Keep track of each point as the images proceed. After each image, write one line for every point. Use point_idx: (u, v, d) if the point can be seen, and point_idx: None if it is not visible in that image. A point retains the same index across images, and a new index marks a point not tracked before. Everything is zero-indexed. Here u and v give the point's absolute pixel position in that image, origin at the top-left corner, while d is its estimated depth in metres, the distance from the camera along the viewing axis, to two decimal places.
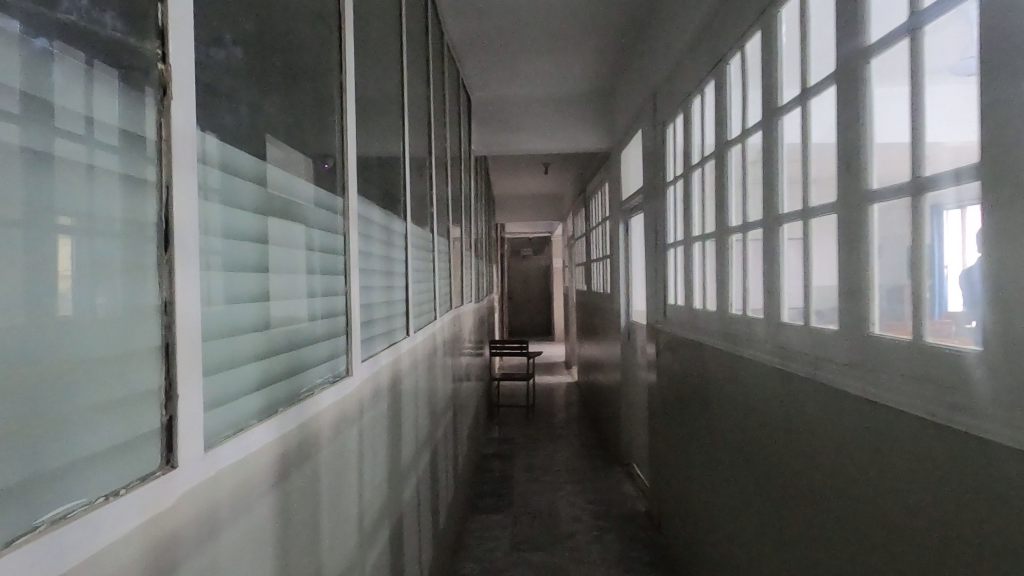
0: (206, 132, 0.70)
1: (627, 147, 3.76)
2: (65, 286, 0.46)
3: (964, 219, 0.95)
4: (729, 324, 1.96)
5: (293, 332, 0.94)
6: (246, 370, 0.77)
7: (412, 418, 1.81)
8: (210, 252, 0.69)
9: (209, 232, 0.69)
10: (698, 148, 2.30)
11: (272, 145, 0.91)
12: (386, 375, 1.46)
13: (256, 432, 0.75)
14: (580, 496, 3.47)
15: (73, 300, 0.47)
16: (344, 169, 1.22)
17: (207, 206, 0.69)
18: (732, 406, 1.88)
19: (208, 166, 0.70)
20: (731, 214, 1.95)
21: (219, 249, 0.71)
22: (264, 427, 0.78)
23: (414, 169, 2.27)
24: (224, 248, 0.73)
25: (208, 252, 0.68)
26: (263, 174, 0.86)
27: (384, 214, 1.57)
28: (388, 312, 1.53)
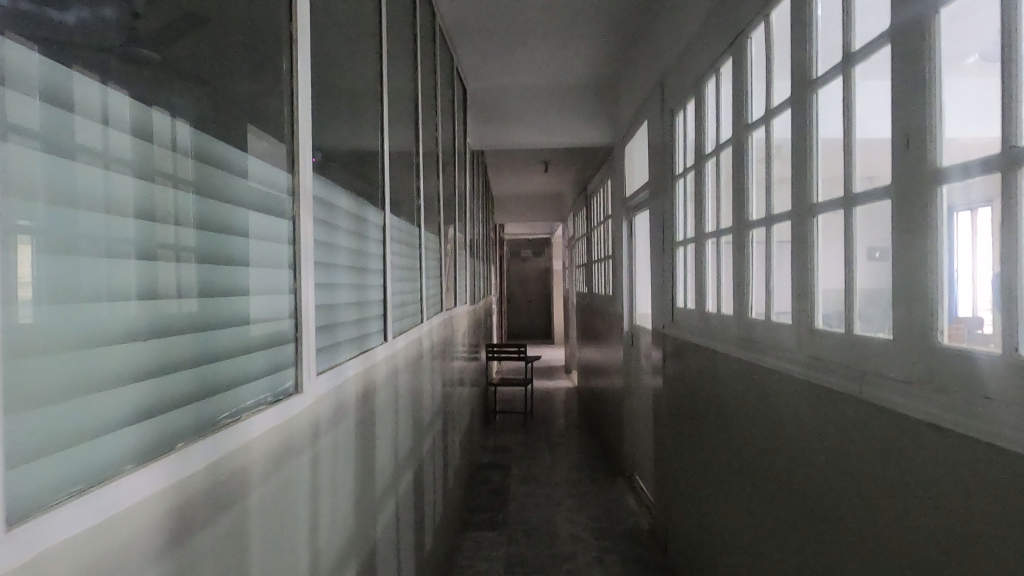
0: (178, 120, 0.68)
1: (632, 141, 3.56)
2: (25, 293, 0.48)
3: (978, 220, 0.91)
4: (747, 330, 1.75)
5: (210, 342, 0.72)
6: (109, 399, 0.56)
7: (392, 434, 1.61)
8: (182, 245, 0.68)
9: (182, 226, 0.68)
10: (712, 137, 2.10)
11: (254, 137, 0.88)
12: (353, 391, 1.23)
13: (117, 486, 0.55)
14: (579, 511, 3.26)
15: (34, 307, 0.49)
16: (295, 142, 1.00)
17: (181, 198, 0.68)
18: (750, 422, 1.68)
19: (182, 155, 0.69)
20: (751, 206, 1.75)
21: (195, 245, 0.70)
22: (136, 477, 0.57)
23: (400, 159, 2.07)
24: (200, 244, 0.71)
25: (180, 246, 0.67)
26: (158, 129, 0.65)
27: (354, 200, 1.35)
28: (358, 314, 1.32)
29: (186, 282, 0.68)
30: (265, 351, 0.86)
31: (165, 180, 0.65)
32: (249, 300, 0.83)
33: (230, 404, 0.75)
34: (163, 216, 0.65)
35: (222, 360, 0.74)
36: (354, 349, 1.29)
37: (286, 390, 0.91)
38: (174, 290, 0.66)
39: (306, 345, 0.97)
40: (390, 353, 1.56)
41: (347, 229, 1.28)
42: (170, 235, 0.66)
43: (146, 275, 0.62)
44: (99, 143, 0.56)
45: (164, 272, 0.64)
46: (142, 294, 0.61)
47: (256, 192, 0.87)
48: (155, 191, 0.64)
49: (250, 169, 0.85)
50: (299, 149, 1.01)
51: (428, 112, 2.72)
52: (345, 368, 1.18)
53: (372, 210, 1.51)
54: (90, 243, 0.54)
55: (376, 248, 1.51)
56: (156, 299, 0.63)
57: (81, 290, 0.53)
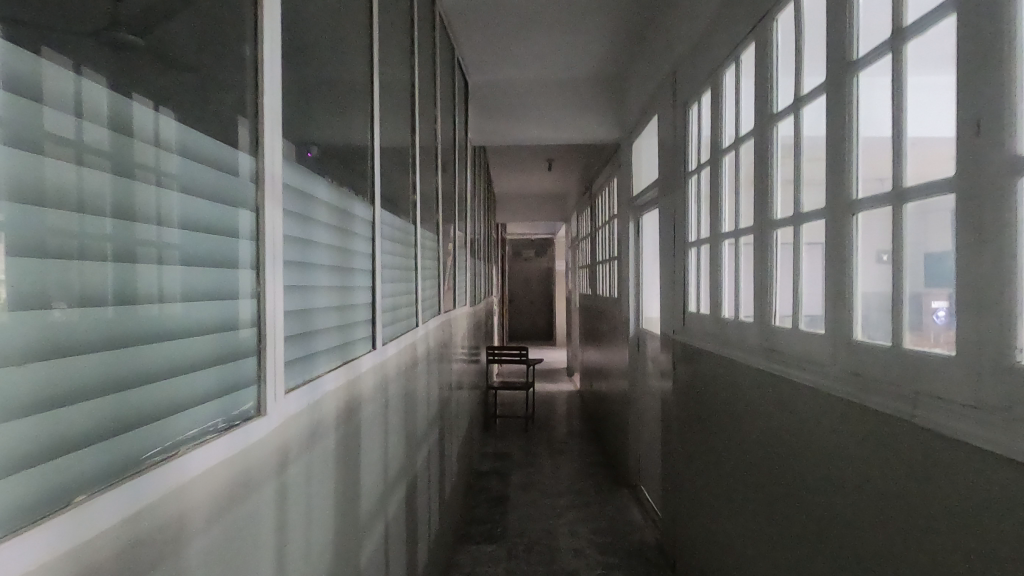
0: (162, 110, 0.63)
1: (640, 137, 3.42)
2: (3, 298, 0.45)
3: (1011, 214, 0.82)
4: (769, 338, 1.61)
5: (142, 360, 0.58)
6: None
7: (381, 450, 1.46)
8: (164, 244, 0.63)
9: (165, 224, 0.63)
10: (731, 129, 1.95)
11: (227, 121, 0.77)
12: (333, 408, 1.09)
13: None
14: (582, 523, 3.12)
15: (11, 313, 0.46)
16: (258, 119, 0.83)
17: (165, 195, 0.63)
18: (773, 440, 1.54)
19: (166, 150, 0.63)
20: (776, 203, 1.60)
21: (178, 244, 0.64)
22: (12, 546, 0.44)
23: (395, 151, 1.93)
24: (184, 243, 0.66)
25: (162, 246, 0.62)
26: (135, 120, 0.59)
27: (336, 191, 1.20)
28: (341, 320, 1.18)
29: (168, 284, 0.63)
30: (215, 370, 0.71)
31: (147, 174, 0.60)
32: (197, 307, 0.68)
33: (160, 439, 0.61)
34: (145, 216, 0.60)
35: (156, 382, 0.61)
36: (336, 358, 1.14)
37: (244, 414, 0.76)
38: (156, 294, 0.61)
39: (270, 359, 0.82)
40: (378, 361, 1.42)
41: (327, 223, 1.13)
42: (152, 234, 0.61)
43: (124, 278, 0.57)
44: (73, 133, 0.52)
45: (145, 275, 0.60)
46: (120, 299, 0.56)
47: (211, 177, 0.72)
48: (136, 187, 0.59)
49: (205, 150, 0.71)
50: (263, 128, 0.84)
51: (426, 103, 2.57)
52: (323, 383, 1.03)
53: (358, 202, 1.35)
54: (58, 242, 0.50)
55: (362, 245, 1.35)
56: (135, 304, 0.58)
57: (55, 295, 0.49)
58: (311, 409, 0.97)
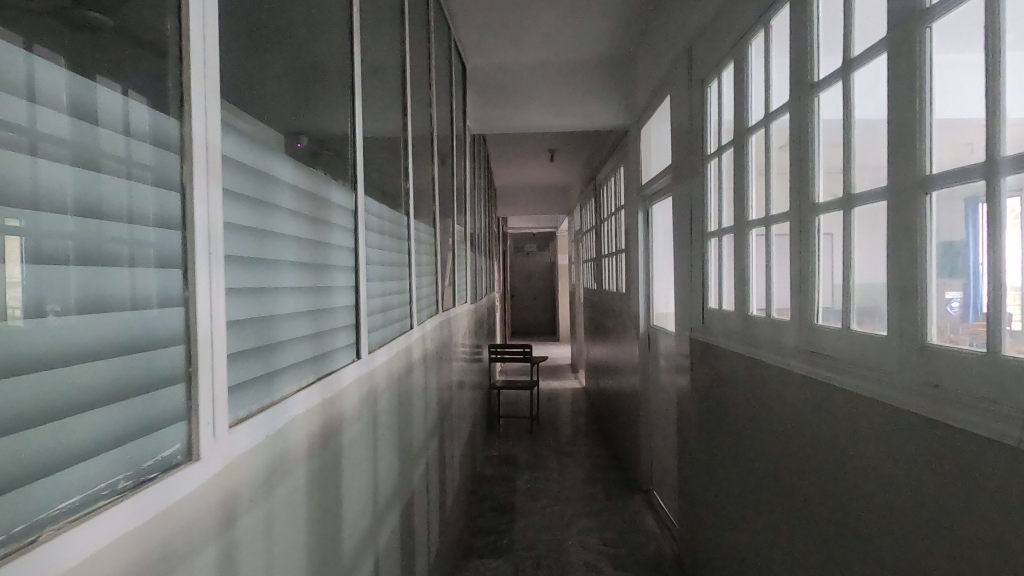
0: (135, 97, 0.55)
1: (651, 121, 3.22)
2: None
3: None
4: (812, 340, 1.41)
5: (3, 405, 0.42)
6: None
7: (371, 474, 1.27)
8: (138, 243, 0.55)
9: (138, 222, 0.55)
10: (760, 106, 1.76)
11: (142, 72, 0.58)
12: (304, 438, 0.89)
13: None
14: (594, 534, 2.94)
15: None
16: (182, 65, 0.62)
17: (139, 191, 0.55)
18: (818, 457, 1.34)
19: (140, 142, 0.55)
20: (817, 185, 1.41)
21: (154, 241, 0.56)
22: None
23: (384, 133, 1.72)
24: (162, 242, 0.58)
25: (134, 245, 0.54)
26: (104, 106, 0.51)
27: (306, 171, 0.99)
28: (314, 326, 0.98)
29: (142, 286, 0.55)
30: (126, 410, 0.53)
31: (118, 165, 0.52)
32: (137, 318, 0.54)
33: None
34: (115, 213, 0.52)
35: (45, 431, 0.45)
36: (309, 374, 0.95)
37: (165, 464, 0.57)
38: (128, 300, 0.53)
39: (206, 386, 0.62)
40: (364, 374, 1.22)
41: (295, 212, 0.92)
42: (124, 231, 0.53)
43: (96, 283, 0.49)
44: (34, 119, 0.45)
45: (116, 279, 0.52)
46: (86, 306, 0.48)
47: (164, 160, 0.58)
48: (106, 181, 0.50)
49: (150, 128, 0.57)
50: (189, 75, 0.62)
51: (421, 86, 2.38)
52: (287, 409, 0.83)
53: (339, 188, 1.15)
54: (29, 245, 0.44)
55: (343, 238, 1.15)
56: (111, 313, 0.51)
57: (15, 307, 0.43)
58: (270, 443, 0.77)
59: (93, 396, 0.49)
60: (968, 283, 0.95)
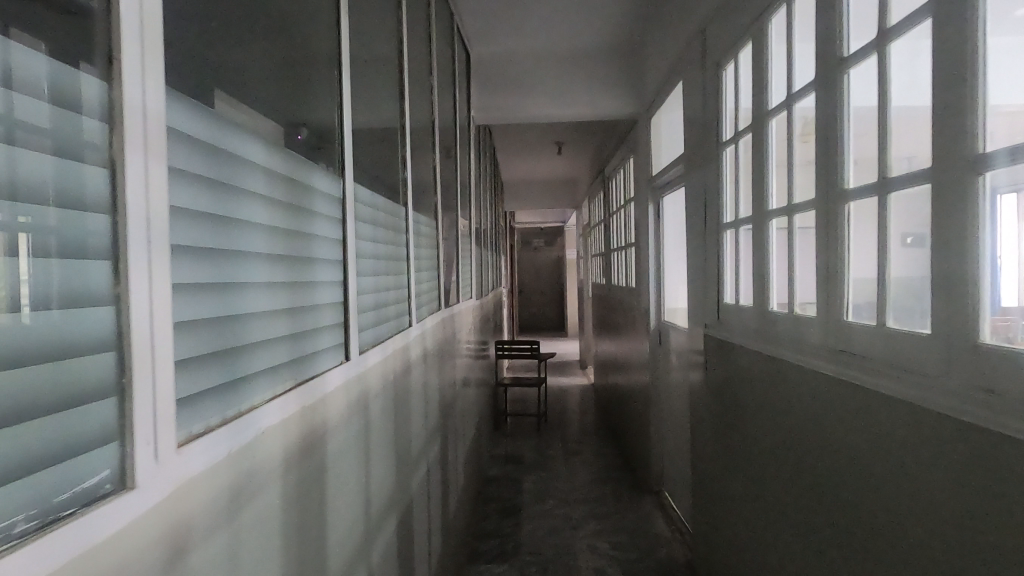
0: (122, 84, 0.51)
1: (661, 109, 3.10)
2: None
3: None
4: (841, 339, 1.30)
5: None
6: None
7: (363, 483, 1.18)
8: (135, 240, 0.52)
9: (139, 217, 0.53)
10: (782, 87, 1.64)
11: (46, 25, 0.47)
12: (278, 453, 0.79)
13: None
14: (602, 538, 2.84)
15: None
16: (112, 14, 0.51)
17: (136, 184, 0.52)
18: (845, 466, 1.24)
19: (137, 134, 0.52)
20: (846, 170, 1.29)
21: (103, 232, 0.50)
22: None
23: (383, 117, 1.62)
24: (107, 232, 0.50)
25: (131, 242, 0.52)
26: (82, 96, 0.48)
27: (281, 153, 0.87)
28: (290, 326, 0.87)
29: (91, 284, 0.48)
30: (47, 433, 0.44)
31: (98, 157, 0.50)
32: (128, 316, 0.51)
33: None
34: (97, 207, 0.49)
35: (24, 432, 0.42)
36: (286, 378, 0.85)
37: (89, 497, 0.47)
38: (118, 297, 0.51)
39: (144, 400, 0.52)
40: (353, 378, 1.12)
41: (269, 199, 0.82)
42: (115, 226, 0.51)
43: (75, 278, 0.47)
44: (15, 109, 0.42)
45: (100, 274, 0.49)
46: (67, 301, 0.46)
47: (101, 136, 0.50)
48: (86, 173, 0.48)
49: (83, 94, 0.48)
50: (121, 24, 0.51)
51: (422, 72, 2.27)
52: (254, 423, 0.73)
53: (325, 174, 1.05)
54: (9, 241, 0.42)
55: (328, 229, 1.05)
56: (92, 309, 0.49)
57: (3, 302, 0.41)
58: (231, 462, 0.67)
59: (57, 404, 0.45)
60: (993, 276, 0.90)
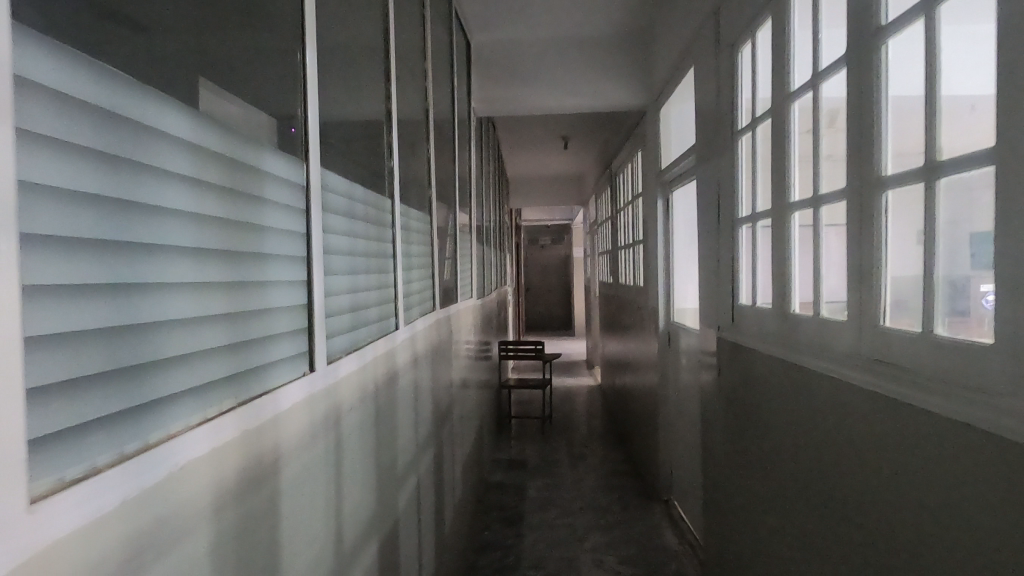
0: None
1: (671, 99, 2.95)
2: None
3: None
4: (877, 347, 1.15)
5: None
6: None
7: (335, 508, 1.04)
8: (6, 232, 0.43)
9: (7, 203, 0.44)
10: (806, 67, 1.49)
11: None
12: (206, 492, 0.65)
13: None
14: (609, 550, 2.70)
15: None
16: None
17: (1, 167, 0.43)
18: (885, 493, 1.09)
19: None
20: (882, 155, 1.13)
21: None
22: None
23: (368, 99, 1.47)
24: None
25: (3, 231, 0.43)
26: None
27: (219, 130, 0.72)
28: (232, 335, 0.73)
29: None
30: None
31: None
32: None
33: None
34: None
35: None
36: (224, 398, 0.70)
37: None
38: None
39: None
40: (319, 392, 0.97)
41: (200, 182, 0.67)
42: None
43: None
44: None
45: None
46: None
47: None
48: None
49: None
50: None
51: (414, 57, 2.13)
52: (167, 458, 0.59)
53: (284, 156, 0.90)
54: None
55: (286, 220, 0.90)
56: None
57: None
58: (125, 512, 0.53)
59: None
60: None
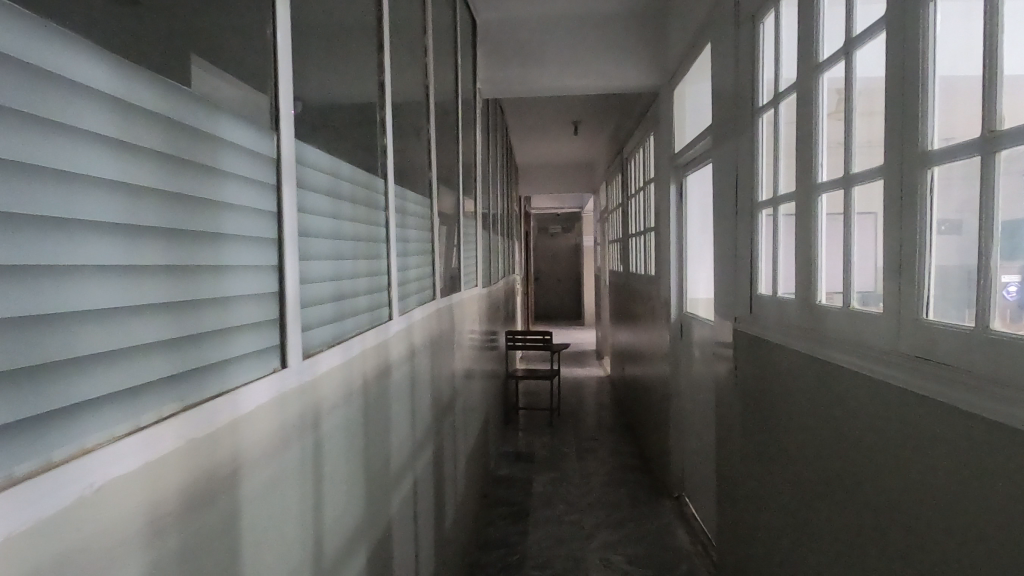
0: None
1: (687, 80, 2.82)
2: None
3: None
4: (920, 342, 1.03)
5: None
6: None
7: (314, 517, 0.95)
8: None
9: None
10: (836, 36, 1.36)
11: None
12: (136, 518, 0.55)
13: None
14: (616, 549, 2.60)
15: None
16: None
17: None
18: (924, 507, 0.97)
19: None
20: (928, 127, 1.01)
21: None
22: None
23: (360, 71, 1.35)
24: None
25: None
26: None
27: (158, 87, 0.61)
28: (178, 328, 0.62)
29: None
30: None
31: None
32: None
33: None
34: None
35: None
36: (167, 402, 0.61)
37: None
38: None
39: None
40: (291, 390, 0.87)
41: (132, 144, 0.56)
42: None
43: None
44: None
45: None
46: None
47: None
48: None
49: None
50: None
51: (414, 31, 2.00)
52: (75, 481, 0.49)
53: (247, 123, 0.79)
54: None
55: (252, 197, 0.79)
56: None
57: None
58: (8, 553, 0.43)
59: None
60: None
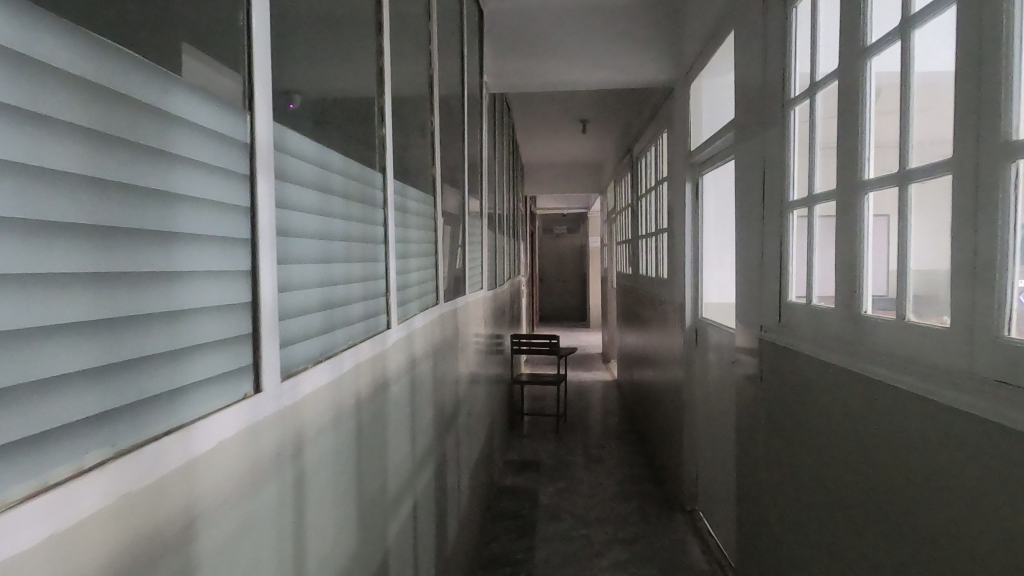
0: None
1: (704, 74, 2.69)
2: None
3: None
4: (996, 363, 0.89)
5: None
6: None
7: (295, 561, 0.81)
8: None
9: None
10: (886, 18, 1.23)
11: None
12: None
13: None
14: (627, 568, 2.46)
15: None
16: None
17: None
18: (1002, 559, 0.84)
19: None
20: (1012, 114, 0.87)
21: None
22: None
23: (358, 54, 1.22)
24: None
25: None
26: None
27: (79, 42, 0.47)
28: (109, 353, 0.49)
29: None
30: None
31: None
32: None
33: None
34: None
35: None
36: (92, 448, 0.48)
37: None
38: None
39: None
40: (266, 419, 0.73)
41: (42, 117, 0.43)
42: None
43: None
44: None
45: None
46: None
47: None
48: None
49: None
50: None
51: (418, 16, 1.87)
52: None
53: (211, 99, 0.65)
54: None
55: (216, 190, 0.66)
56: None
57: None
58: None
59: None
60: None
